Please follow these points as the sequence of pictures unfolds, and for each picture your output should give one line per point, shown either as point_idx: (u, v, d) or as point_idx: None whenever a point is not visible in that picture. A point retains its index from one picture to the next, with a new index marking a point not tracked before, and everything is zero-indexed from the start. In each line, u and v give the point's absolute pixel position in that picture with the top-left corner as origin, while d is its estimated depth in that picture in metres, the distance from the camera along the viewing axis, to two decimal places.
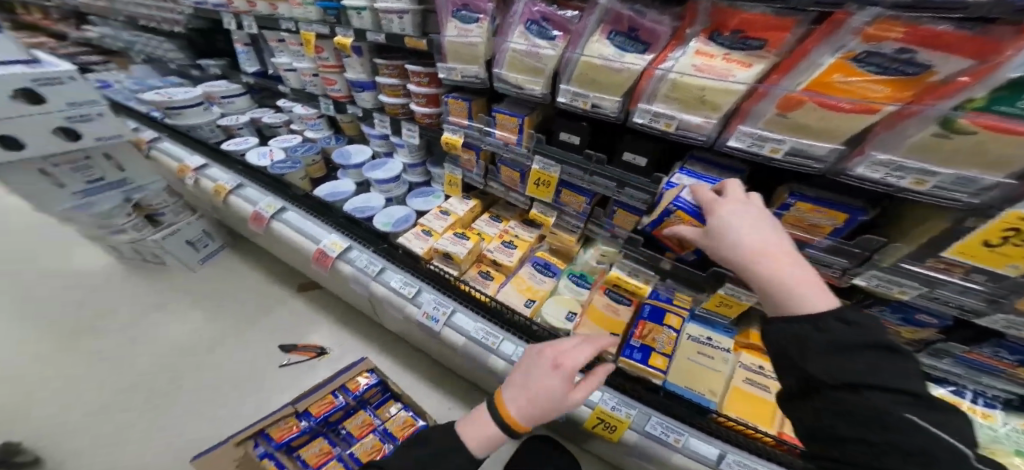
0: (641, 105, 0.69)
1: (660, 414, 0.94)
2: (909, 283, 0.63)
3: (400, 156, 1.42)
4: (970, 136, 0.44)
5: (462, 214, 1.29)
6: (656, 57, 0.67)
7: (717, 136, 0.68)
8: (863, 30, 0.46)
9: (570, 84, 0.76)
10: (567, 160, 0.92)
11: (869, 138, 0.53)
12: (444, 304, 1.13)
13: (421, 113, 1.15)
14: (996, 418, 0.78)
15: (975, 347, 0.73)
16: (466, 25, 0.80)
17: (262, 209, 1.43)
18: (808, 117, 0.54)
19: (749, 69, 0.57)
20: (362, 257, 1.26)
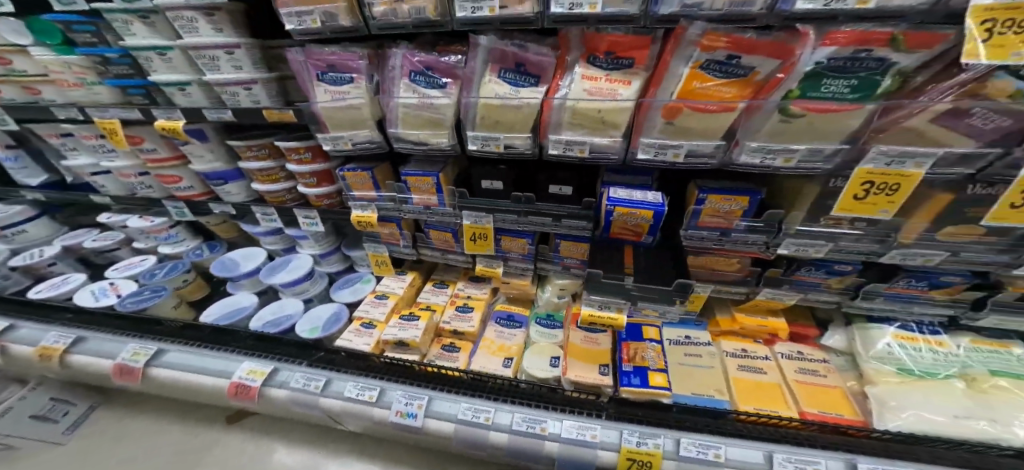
0: (549, 138, 0.67)
1: (687, 433, 0.79)
2: (818, 242, 0.69)
3: (305, 248, 1.22)
4: (802, 118, 0.53)
5: (402, 292, 1.13)
6: (549, 88, 0.65)
7: (626, 152, 0.68)
8: (697, 42, 0.52)
9: (475, 130, 0.71)
10: (498, 207, 0.87)
11: (737, 128, 0.59)
12: (417, 395, 0.92)
13: (315, 195, 1.03)
14: (948, 342, 0.80)
15: (893, 283, 0.78)
16: (337, 87, 0.74)
17: (128, 360, 1.07)
18: (687, 120, 0.58)
19: (630, 86, 0.60)
20: (297, 375, 0.99)
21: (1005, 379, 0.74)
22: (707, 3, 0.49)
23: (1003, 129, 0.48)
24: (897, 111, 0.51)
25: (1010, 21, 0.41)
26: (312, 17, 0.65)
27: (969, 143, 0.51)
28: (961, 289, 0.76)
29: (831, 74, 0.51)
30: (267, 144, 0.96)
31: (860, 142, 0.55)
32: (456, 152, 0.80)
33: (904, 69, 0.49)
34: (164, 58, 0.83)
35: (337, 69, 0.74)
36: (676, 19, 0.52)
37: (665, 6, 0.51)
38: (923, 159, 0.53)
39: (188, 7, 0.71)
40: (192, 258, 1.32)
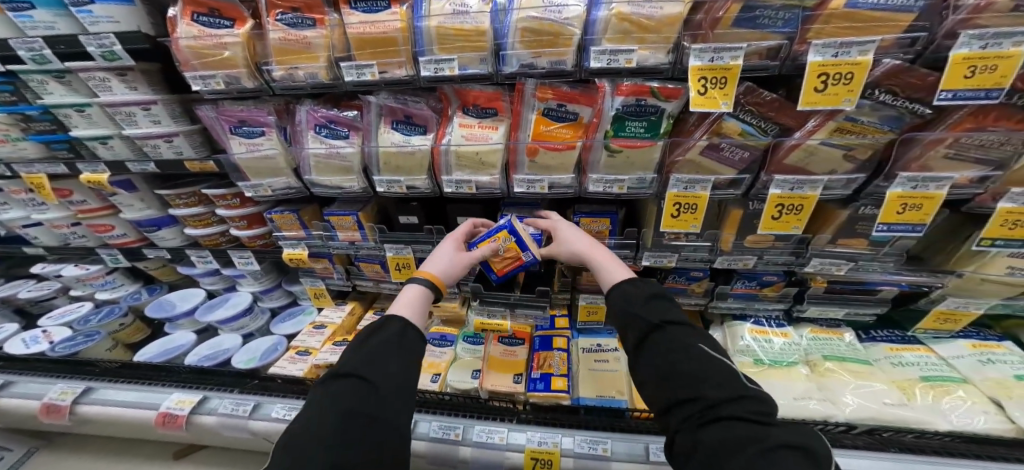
0: (443, 177, 0.83)
1: (583, 431, 0.98)
2: (668, 253, 0.94)
3: (245, 286, 1.32)
4: (621, 153, 0.76)
5: (341, 321, 1.21)
6: (435, 135, 0.83)
7: (506, 185, 0.86)
8: (534, 95, 0.77)
9: (380, 174, 0.87)
10: (416, 239, 1.01)
11: (585, 163, 0.80)
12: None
13: (248, 237, 1.15)
14: (790, 333, 1.05)
15: (733, 284, 1.05)
16: (250, 140, 0.88)
17: (55, 399, 1.08)
18: (544, 158, 0.78)
19: (497, 131, 0.80)
20: (225, 401, 1.04)
21: (832, 362, 0.97)
22: (536, 64, 0.67)
23: (746, 159, 0.75)
24: (680, 146, 0.76)
25: (713, 79, 0.64)
26: (216, 79, 0.77)
27: (731, 171, 0.77)
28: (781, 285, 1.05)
29: (628, 117, 0.74)
30: (196, 192, 1.05)
31: (664, 172, 0.80)
32: (369, 192, 0.94)
33: (672, 114, 0.75)
34: (82, 114, 0.89)
35: (248, 124, 0.87)
36: (516, 76, 0.70)
37: (508, 67, 0.69)
38: (704, 184, 0.78)
39: (100, 68, 0.78)
40: (129, 302, 1.35)
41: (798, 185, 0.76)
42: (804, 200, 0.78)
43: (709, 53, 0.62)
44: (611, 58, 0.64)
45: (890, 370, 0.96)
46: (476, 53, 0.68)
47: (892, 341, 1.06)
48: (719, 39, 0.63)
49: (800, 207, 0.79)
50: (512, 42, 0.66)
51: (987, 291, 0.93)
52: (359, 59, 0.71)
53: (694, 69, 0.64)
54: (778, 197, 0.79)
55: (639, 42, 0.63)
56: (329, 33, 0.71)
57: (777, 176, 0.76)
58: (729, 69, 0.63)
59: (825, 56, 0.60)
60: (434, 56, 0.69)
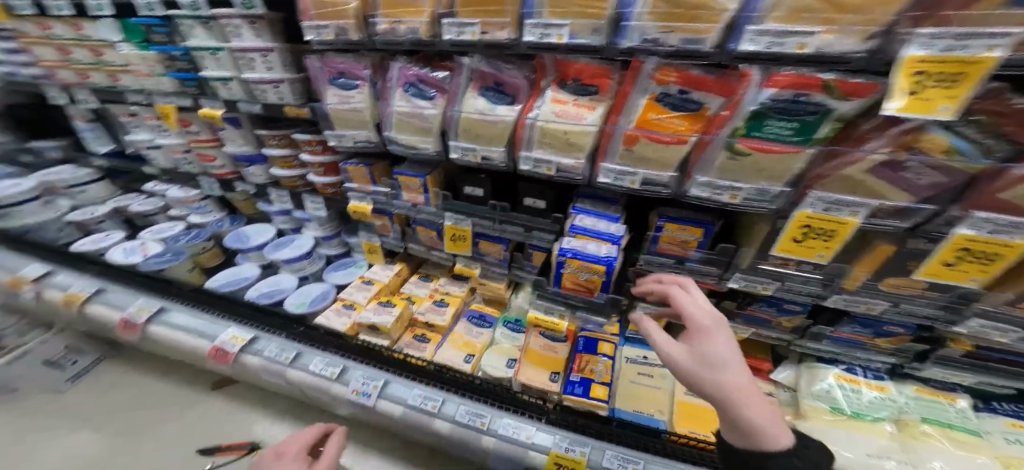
0: (523, 153, 0.82)
1: (615, 446, 0.84)
2: (766, 280, 0.82)
3: (311, 230, 1.41)
4: (748, 156, 0.65)
5: (388, 280, 1.26)
6: (522, 107, 0.82)
7: (590, 173, 0.82)
8: (652, 76, 0.68)
9: (458, 140, 0.89)
10: (477, 212, 1.03)
11: (693, 163, 0.72)
12: (375, 376, 0.99)
13: (321, 183, 1.25)
14: (888, 388, 0.88)
15: (839, 327, 0.89)
16: (346, 92, 0.96)
17: (132, 314, 1.16)
18: (644, 149, 0.72)
19: (593, 113, 0.75)
20: (270, 345, 1.07)
21: (930, 426, 0.83)
22: (664, 41, 0.61)
23: (939, 184, 0.58)
24: (839, 157, 0.61)
25: (941, 75, 0.46)
26: (328, 30, 0.89)
27: (907, 197, 0.61)
28: (904, 339, 0.86)
29: (772, 115, 0.60)
30: (286, 136, 1.23)
31: (801, 186, 0.67)
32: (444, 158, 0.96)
33: (840, 116, 0.58)
34: (203, 27, 1.09)
35: (347, 77, 0.96)
36: (635, 53, 0.65)
37: (628, 41, 0.64)
38: (858, 208, 0.63)
39: (237, 16, 0.99)
40: (213, 229, 1.53)
41: (1006, 228, 0.55)
42: (1007, 250, 0.57)
43: (946, 39, 0.44)
44: (774, 41, 0.53)
45: (1001, 445, 0.80)
46: (590, 20, 0.65)
47: (1016, 416, 0.85)
48: (941, 9, 0.46)
49: (996, 257, 0.58)
50: (640, 12, 0.60)
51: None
52: (463, 17, 0.74)
53: (910, 61, 0.46)
54: (967, 239, 0.58)
55: (826, 24, 0.51)
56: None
57: (977, 213, 0.56)
58: (975, 64, 0.44)
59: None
60: (543, 21, 0.68)
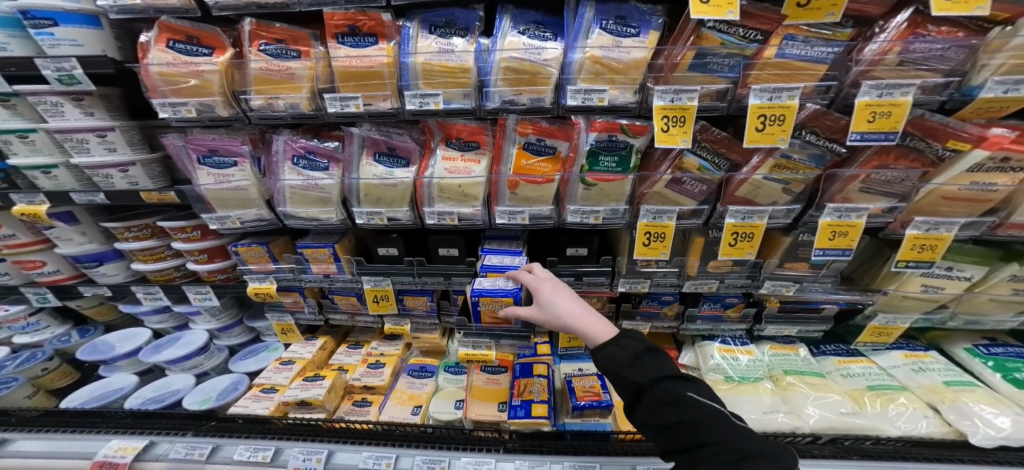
0: (569, 207, 0.79)
1: (573, 457, 0.89)
2: (788, 282, 0.81)
3: (201, 323, 1.21)
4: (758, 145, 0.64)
5: (311, 356, 1.15)
6: (418, 167, 0.82)
7: (631, 218, 0.80)
8: (587, 129, 0.74)
9: (360, 206, 0.84)
10: (394, 271, 0.98)
11: (562, 196, 0.80)
12: (315, 449, 0.93)
13: (206, 271, 1.03)
14: (857, 362, 0.97)
15: (701, 307, 0.99)
16: (221, 170, 0.82)
17: (112, 455, 0.91)
18: (525, 191, 0.78)
19: (479, 165, 0.79)
20: (241, 447, 0.94)
21: (906, 395, 0.86)
22: (677, 98, 0.64)
23: (896, 183, 0.64)
24: (839, 178, 0.66)
25: (881, 112, 0.58)
26: (187, 107, 0.73)
27: (887, 199, 0.65)
28: (742, 306, 0.98)
29: (601, 152, 0.75)
30: (149, 224, 0.96)
31: (719, 204, 0.75)
32: (485, 224, 0.87)
33: (640, 149, 0.75)
34: (24, 140, 0.81)
35: (393, 151, 0.81)
36: (578, 111, 0.70)
37: (658, 101, 0.65)
38: (863, 211, 0.67)
39: (52, 92, 0.72)
40: (56, 347, 1.21)
41: (935, 225, 0.67)
42: (852, 228, 0.69)
43: (878, 89, 0.57)
44: (773, 96, 0.60)
45: (914, 377, 0.90)
46: (626, 84, 0.66)
47: (840, 353, 1.00)
48: (678, 82, 0.65)
49: (752, 236, 0.75)
50: (495, 80, 0.70)
51: (923, 308, 0.81)
52: (502, 87, 0.70)
53: (861, 105, 0.58)
54: (829, 225, 0.69)
55: (802, 81, 0.59)
56: (313, 65, 0.72)
57: (917, 217, 0.67)
58: (897, 105, 0.57)
59: (871, 95, 0.57)
60: (419, 91, 0.72)
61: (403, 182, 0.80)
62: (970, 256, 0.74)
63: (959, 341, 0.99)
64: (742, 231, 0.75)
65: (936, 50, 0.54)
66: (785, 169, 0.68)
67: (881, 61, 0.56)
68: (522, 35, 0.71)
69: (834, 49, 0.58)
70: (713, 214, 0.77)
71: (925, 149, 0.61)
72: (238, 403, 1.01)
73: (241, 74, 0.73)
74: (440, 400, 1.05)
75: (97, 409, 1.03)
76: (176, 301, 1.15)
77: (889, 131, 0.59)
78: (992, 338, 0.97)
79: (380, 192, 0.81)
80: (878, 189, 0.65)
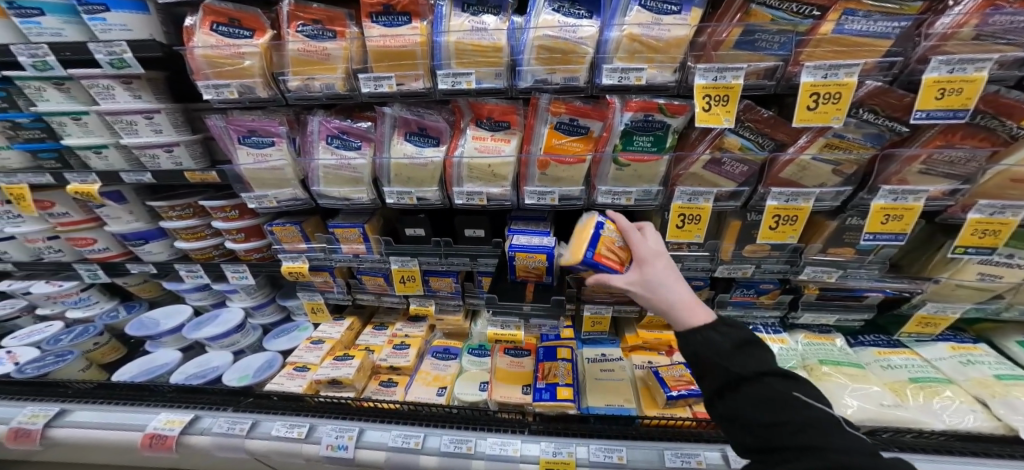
0: (601, 188, 0.78)
1: (598, 440, 0.90)
2: (830, 268, 0.78)
3: (235, 302, 1.25)
4: (808, 124, 0.60)
5: (340, 336, 1.19)
6: (448, 147, 0.81)
7: (664, 200, 0.78)
8: (623, 108, 0.72)
9: (391, 186, 0.85)
10: (423, 252, 0.99)
11: (593, 175, 0.78)
12: (347, 427, 0.96)
13: (244, 249, 1.06)
14: (897, 352, 0.94)
15: (733, 292, 0.96)
16: (260, 150, 0.83)
17: (160, 428, 0.96)
18: (556, 171, 0.77)
19: (510, 144, 0.78)
20: (277, 423, 0.97)
21: (952, 389, 0.82)
22: (722, 76, 0.61)
23: (961, 164, 0.60)
24: (896, 158, 0.62)
25: (950, 90, 0.54)
26: (230, 89, 0.74)
27: (949, 181, 0.62)
28: (777, 292, 0.95)
29: (636, 132, 0.73)
30: (191, 204, 0.99)
31: (760, 185, 0.72)
32: (514, 205, 0.87)
33: (677, 129, 0.73)
34: (78, 123, 0.84)
35: (424, 132, 0.81)
36: (614, 89, 0.68)
37: (700, 79, 0.62)
38: (921, 194, 0.63)
39: (105, 76, 0.75)
40: (105, 321, 1.28)
41: (999, 209, 0.63)
42: (908, 211, 0.65)
43: (951, 64, 0.53)
44: (829, 73, 0.57)
45: (960, 370, 0.87)
46: (669, 62, 0.64)
47: (879, 344, 0.97)
48: (722, 60, 0.62)
49: (795, 218, 0.72)
50: (528, 59, 0.68)
51: (977, 298, 0.77)
52: (538, 65, 0.68)
53: (929, 81, 0.54)
54: (882, 208, 0.66)
55: (865, 56, 0.56)
56: (348, 45, 0.71)
57: (980, 201, 0.63)
58: (971, 81, 0.53)
59: (941, 71, 0.53)
60: (452, 70, 0.71)
61: (434, 162, 0.80)
62: None
63: (1010, 333, 0.95)
64: (784, 214, 0.72)
65: (1019, 23, 0.50)
66: (836, 148, 0.65)
67: (955, 35, 0.52)
68: (556, 12, 0.69)
69: (901, 23, 0.53)
70: (753, 196, 0.74)
71: (997, 128, 0.57)
72: (273, 381, 1.05)
73: (279, 56, 0.73)
74: (464, 381, 1.06)
75: (145, 383, 1.08)
76: (214, 280, 1.19)
77: (959, 108, 0.55)
78: None
79: (410, 172, 0.82)
80: (938, 171, 0.61)
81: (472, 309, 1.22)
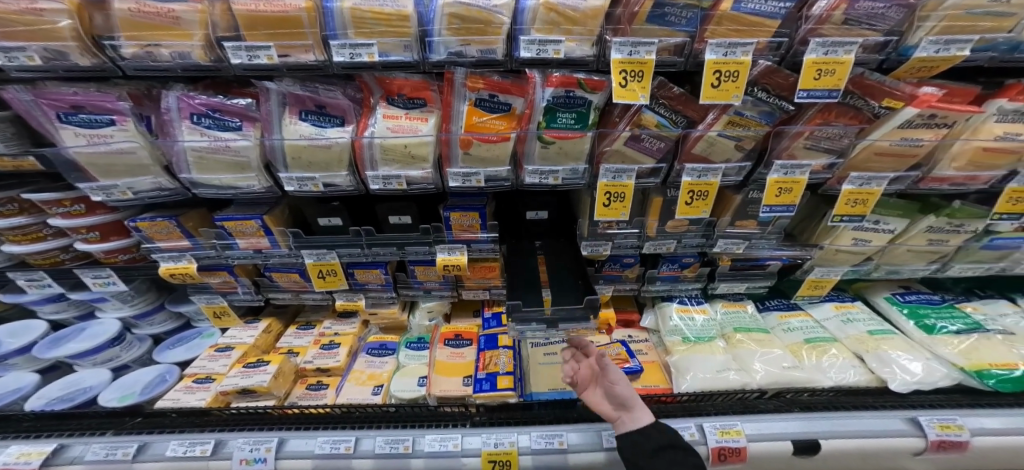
0: (526, 168, 0.76)
1: (538, 427, 0.90)
2: (738, 240, 0.85)
3: (110, 311, 1.06)
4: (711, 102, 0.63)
5: (253, 341, 1.05)
6: (355, 127, 0.74)
7: (591, 177, 0.79)
8: (544, 84, 0.70)
9: (288, 171, 0.76)
10: (337, 242, 0.91)
11: (521, 155, 0.77)
12: (264, 438, 0.86)
13: (102, 251, 0.90)
14: (797, 315, 1.05)
15: (660, 268, 1.01)
16: (94, 130, 0.69)
17: (12, 463, 0.79)
18: (480, 151, 0.74)
19: (427, 123, 0.73)
20: (173, 442, 0.84)
21: (837, 347, 0.94)
22: (636, 50, 0.61)
23: (838, 139, 0.66)
24: (785, 134, 0.68)
25: (825, 71, 0.59)
26: (28, 55, 0.60)
27: (828, 155, 0.69)
28: (697, 266, 1.01)
29: (559, 108, 0.71)
30: (14, 197, 0.80)
31: (676, 162, 0.75)
32: (438, 188, 0.83)
33: (599, 105, 0.72)
34: None
35: (321, 111, 0.73)
36: (534, 63, 0.65)
37: (617, 53, 0.62)
38: (807, 167, 0.69)
39: None
40: None
41: (864, 180, 0.71)
42: (795, 184, 0.71)
43: (826, 46, 0.57)
44: (728, 51, 0.59)
45: (843, 328, 1.00)
46: (582, 36, 0.62)
47: (782, 308, 1.08)
48: (637, 34, 0.61)
49: (706, 194, 0.77)
50: (439, 28, 0.62)
51: (853, 261, 0.88)
52: (447, 36, 0.63)
53: (809, 62, 0.58)
54: (776, 182, 0.71)
55: (755, 35, 0.59)
56: (206, 8, 0.60)
57: (852, 173, 0.71)
58: (841, 63, 0.58)
59: (819, 53, 0.58)
60: (349, 41, 0.63)
61: (339, 144, 0.72)
62: (894, 210, 0.81)
63: (879, 290, 1.11)
64: (694, 190, 0.76)
65: (879, 8, 0.56)
66: (738, 125, 0.68)
67: (829, 18, 0.57)
68: None
69: (787, 4, 0.57)
70: (671, 172, 0.77)
71: (863, 107, 0.64)
72: (167, 397, 0.91)
73: (103, 17, 0.60)
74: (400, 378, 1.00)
75: None
76: (70, 289, 1.00)
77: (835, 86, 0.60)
78: (906, 286, 1.09)
79: (311, 155, 0.73)
80: (819, 146, 0.68)
81: (409, 300, 1.15)
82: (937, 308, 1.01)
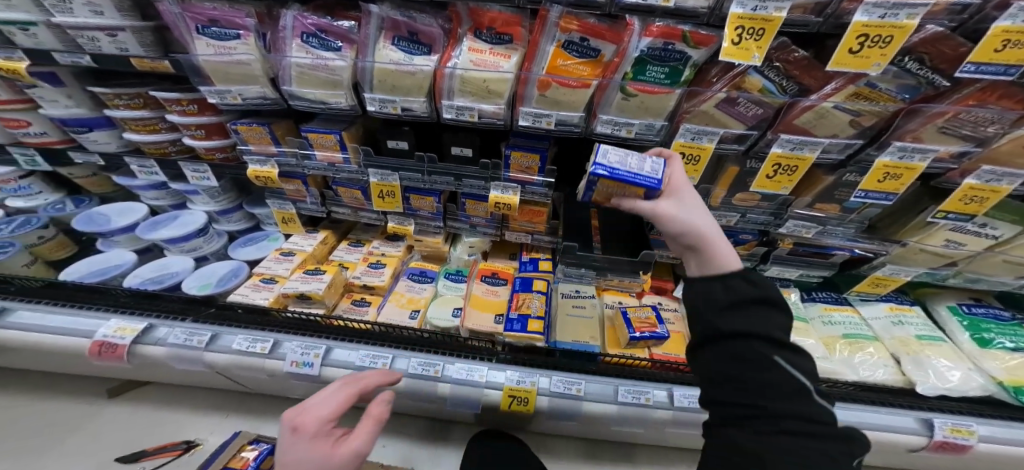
0: (600, 117, 0.70)
1: (560, 372, 0.94)
2: (810, 224, 0.80)
3: (199, 204, 1.12)
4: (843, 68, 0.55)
5: (312, 250, 1.11)
6: (440, 57, 0.70)
7: (666, 137, 0.74)
8: (641, 34, 0.63)
9: (374, 92, 0.72)
10: (399, 166, 0.89)
11: (596, 103, 0.70)
12: (313, 344, 0.93)
13: (203, 147, 0.93)
14: (841, 310, 1.02)
15: None
16: (222, 43, 0.69)
17: (110, 336, 0.88)
18: (557, 94, 0.68)
19: (510, 60, 0.67)
20: (239, 337, 0.92)
21: (874, 346, 0.92)
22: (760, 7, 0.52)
23: (987, 127, 0.59)
24: (918, 114, 0.60)
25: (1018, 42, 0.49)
26: None
27: (965, 143, 0.61)
28: (753, 245, 0.96)
29: (651, 61, 0.65)
30: (140, 93, 0.84)
31: (770, 131, 0.68)
32: (506, 127, 0.79)
33: (696, 62, 0.64)
34: None
35: (415, 37, 0.69)
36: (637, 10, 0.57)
37: (738, 7, 0.54)
38: (931, 154, 0.63)
39: None
40: (50, 214, 1.13)
41: (998, 176, 0.64)
42: (908, 170, 0.66)
43: None
44: (890, 12, 0.49)
45: (889, 328, 0.96)
46: None
47: (828, 301, 1.05)
48: None
49: (795, 169, 0.71)
50: None
51: (934, 263, 0.84)
52: None
53: (997, 30, 0.49)
54: (885, 165, 0.66)
55: None
56: None
57: (985, 166, 0.64)
58: None
59: (1015, 19, 0.48)
60: None
61: (423, 71, 0.68)
62: (1009, 215, 0.73)
63: (947, 298, 1.05)
64: (784, 164, 0.70)
65: None
66: (864, 98, 0.61)
67: None
68: None
69: None
70: (759, 141, 0.70)
71: None
72: (236, 292, 0.98)
73: None
74: (434, 307, 1.03)
75: (96, 285, 0.98)
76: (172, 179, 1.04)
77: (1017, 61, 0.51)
78: (979, 299, 1.03)
79: (397, 79, 0.69)
80: (958, 131, 0.59)
81: (453, 232, 1.17)
82: (1001, 324, 0.95)
